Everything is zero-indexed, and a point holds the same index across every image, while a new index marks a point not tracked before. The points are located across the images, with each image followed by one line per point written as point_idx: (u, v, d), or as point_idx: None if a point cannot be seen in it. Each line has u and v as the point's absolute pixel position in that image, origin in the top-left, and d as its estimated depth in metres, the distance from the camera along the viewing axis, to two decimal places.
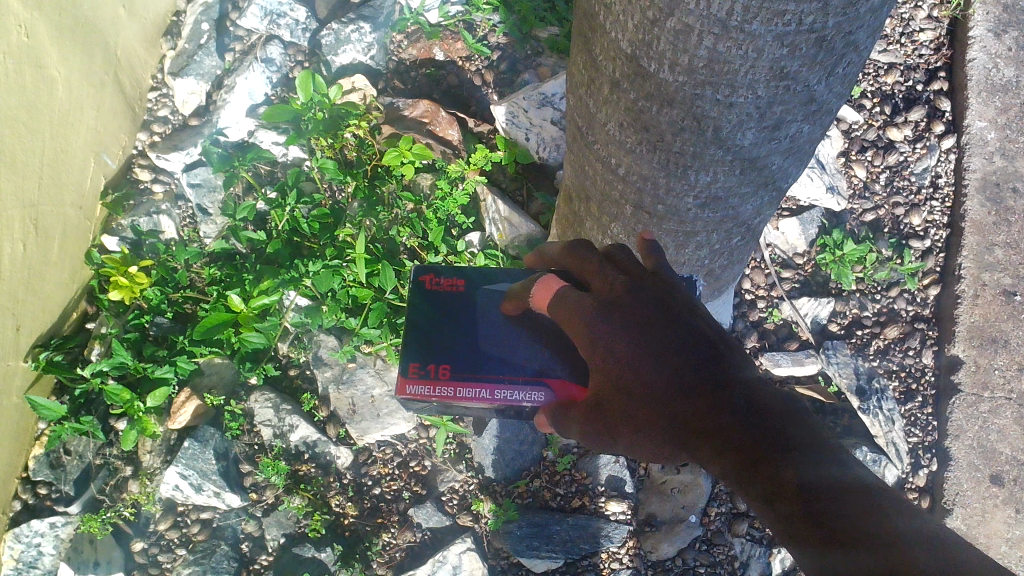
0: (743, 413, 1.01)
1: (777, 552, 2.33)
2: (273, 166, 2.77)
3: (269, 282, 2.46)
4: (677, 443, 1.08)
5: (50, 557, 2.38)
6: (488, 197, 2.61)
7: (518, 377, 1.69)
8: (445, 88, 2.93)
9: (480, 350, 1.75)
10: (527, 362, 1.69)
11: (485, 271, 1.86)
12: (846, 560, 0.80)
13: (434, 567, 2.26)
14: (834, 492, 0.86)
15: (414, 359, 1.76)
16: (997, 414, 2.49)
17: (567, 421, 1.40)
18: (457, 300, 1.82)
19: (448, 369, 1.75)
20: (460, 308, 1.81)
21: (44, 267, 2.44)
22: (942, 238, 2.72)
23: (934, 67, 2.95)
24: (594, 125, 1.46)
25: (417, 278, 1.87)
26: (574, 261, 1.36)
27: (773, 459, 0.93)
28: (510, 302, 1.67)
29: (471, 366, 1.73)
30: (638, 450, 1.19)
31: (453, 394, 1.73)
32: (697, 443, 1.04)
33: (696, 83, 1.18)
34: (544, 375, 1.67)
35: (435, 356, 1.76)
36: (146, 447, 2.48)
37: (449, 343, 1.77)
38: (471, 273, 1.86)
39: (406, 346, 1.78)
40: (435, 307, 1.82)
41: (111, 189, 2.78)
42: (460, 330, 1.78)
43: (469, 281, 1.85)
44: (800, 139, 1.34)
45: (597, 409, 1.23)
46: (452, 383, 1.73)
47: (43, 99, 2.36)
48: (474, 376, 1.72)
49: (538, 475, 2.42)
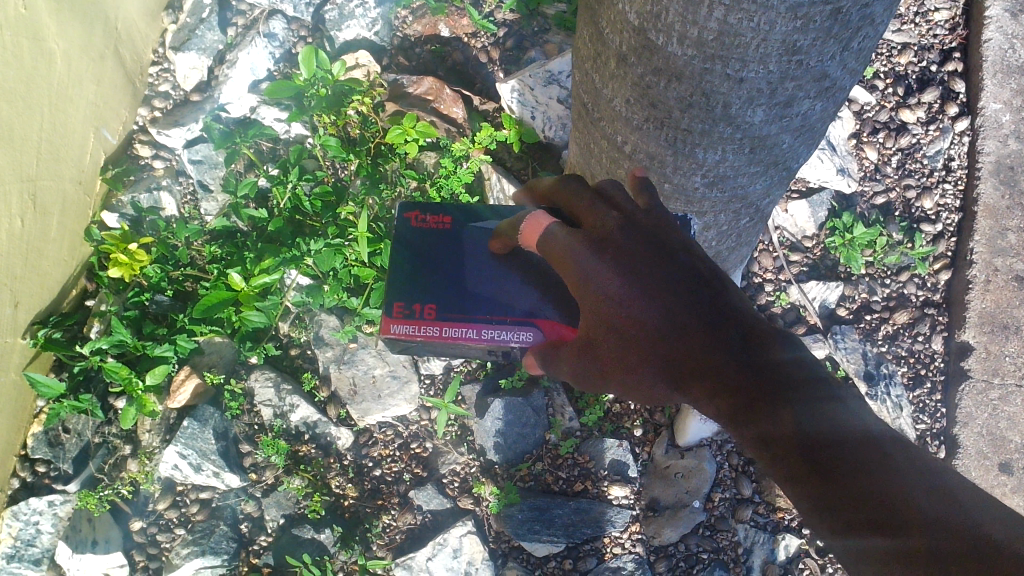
0: (738, 356, 1.11)
1: (782, 538, 2.29)
2: (276, 142, 2.72)
3: (270, 261, 2.42)
4: (671, 378, 1.21)
5: (48, 535, 2.37)
6: (492, 175, 2.57)
7: (504, 317, 1.82)
8: (450, 65, 2.87)
9: (466, 291, 1.87)
10: (515, 302, 1.82)
11: (471, 210, 1.97)
12: (856, 515, 0.89)
13: (434, 550, 2.25)
14: (836, 442, 0.94)
15: (400, 300, 1.90)
16: (1007, 401, 2.45)
17: (557, 358, 1.54)
18: (443, 239, 1.94)
19: (434, 310, 1.88)
20: (447, 247, 1.93)
21: (43, 244, 2.41)
22: (954, 222, 2.67)
23: (949, 47, 2.88)
24: (600, 100, 1.43)
25: (404, 215, 1.99)
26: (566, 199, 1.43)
27: (775, 403, 1.03)
28: (498, 240, 1.77)
29: (456, 306, 1.86)
30: (631, 383, 1.32)
31: (439, 332, 1.86)
32: (692, 380, 1.17)
33: (705, 57, 1.14)
34: (533, 315, 1.80)
35: (421, 297, 1.89)
36: (146, 425, 2.45)
37: (435, 283, 1.90)
38: (457, 212, 1.97)
39: (393, 286, 1.91)
40: (423, 247, 1.94)
41: (112, 164, 2.75)
42: (447, 269, 1.90)
43: (453, 220, 1.97)
44: (811, 117, 1.30)
45: (597, 351, 1.36)
46: (438, 322, 1.86)
47: (42, 73, 2.32)
48: (460, 317, 1.85)
49: (540, 459, 2.39)
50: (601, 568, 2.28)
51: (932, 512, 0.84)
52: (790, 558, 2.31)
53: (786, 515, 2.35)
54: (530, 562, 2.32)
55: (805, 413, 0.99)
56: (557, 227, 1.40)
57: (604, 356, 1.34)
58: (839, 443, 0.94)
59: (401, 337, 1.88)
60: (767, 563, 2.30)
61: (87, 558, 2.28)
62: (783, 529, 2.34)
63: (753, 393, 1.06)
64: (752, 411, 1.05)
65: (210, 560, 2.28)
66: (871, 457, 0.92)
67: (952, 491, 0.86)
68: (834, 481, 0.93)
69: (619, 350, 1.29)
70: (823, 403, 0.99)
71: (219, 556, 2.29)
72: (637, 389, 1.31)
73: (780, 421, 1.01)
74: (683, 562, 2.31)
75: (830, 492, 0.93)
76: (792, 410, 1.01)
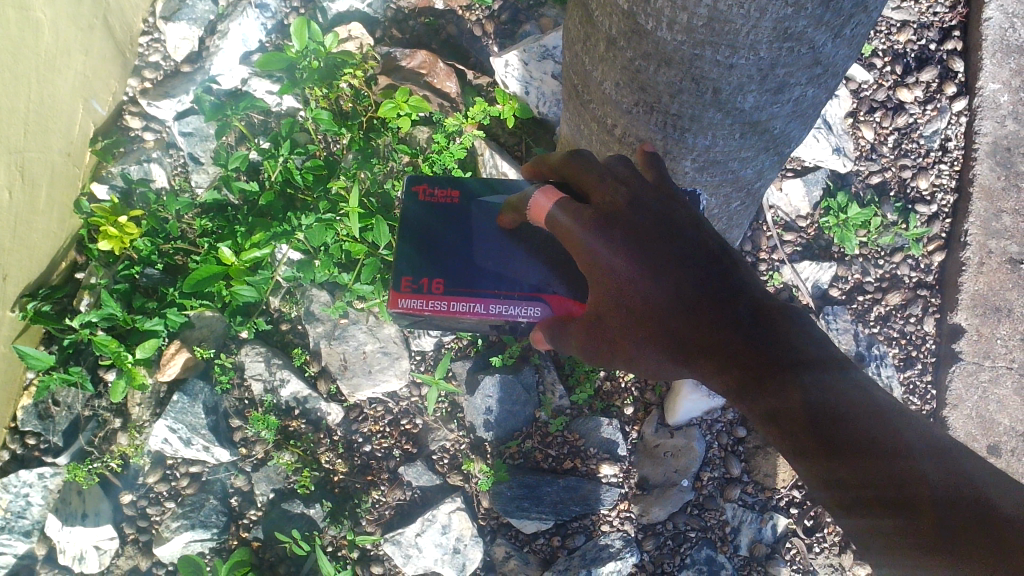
0: (749, 332, 1.15)
1: (768, 517, 2.32)
2: (267, 116, 2.72)
3: (261, 235, 2.39)
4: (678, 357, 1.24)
5: (39, 507, 2.37)
6: (485, 151, 2.56)
7: (515, 293, 1.80)
8: (444, 39, 2.85)
9: (474, 265, 1.85)
10: (523, 277, 1.80)
11: (477, 182, 1.95)
12: (862, 486, 0.92)
13: (423, 526, 2.26)
14: (845, 416, 0.98)
15: (407, 274, 1.87)
16: (998, 384, 2.46)
17: (564, 334, 1.57)
18: (450, 213, 1.92)
19: (442, 284, 1.86)
20: (454, 220, 1.91)
21: (31, 216, 2.40)
22: (949, 203, 2.66)
23: (949, 25, 2.84)
24: (590, 83, 1.41)
25: (411, 189, 1.96)
26: (572, 172, 1.41)
27: (784, 380, 1.07)
28: (506, 215, 1.75)
29: (464, 280, 1.85)
30: (638, 361, 1.35)
31: (447, 307, 1.84)
32: (699, 358, 1.21)
33: (695, 43, 1.12)
34: (541, 290, 1.79)
35: (429, 270, 1.87)
36: (136, 399, 2.46)
37: (442, 257, 1.88)
38: (466, 185, 1.95)
39: (401, 258, 1.89)
40: (429, 220, 1.92)
41: (101, 136, 2.73)
42: (454, 243, 1.88)
43: (461, 193, 1.94)
44: (803, 103, 1.28)
45: (604, 329, 1.38)
46: (446, 297, 1.84)
47: (29, 43, 2.29)
48: (467, 291, 1.84)
49: (530, 436, 2.39)
50: (589, 545, 2.28)
51: (941, 484, 0.87)
52: (777, 537, 2.33)
53: (774, 495, 2.36)
54: (518, 538, 2.33)
55: (815, 389, 1.02)
56: (564, 202, 1.40)
57: (613, 332, 1.36)
58: (847, 419, 0.97)
59: (408, 311, 1.87)
60: (754, 542, 2.31)
61: (77, 531, 2.28)
62: (770, 509, 2.35)
63: (765, 369, 1.10)
64: (764, 390, 1.09)
65: (199, 533, 2.29)
66: (878, 426, 0.95)
67: (959, 460, 0.89)
68: (841, 455, 0.96)
69: (628, 327, 1.31)
70: (834, 381, 1.02)
71: (208, 530, 2.29)
72: (645, 366, 1.34)
73: (790, 397, 1.04)
74: (670, 541, 2.31)
75: (841, 467, 0.95)
76: (800, 386, 1.04)
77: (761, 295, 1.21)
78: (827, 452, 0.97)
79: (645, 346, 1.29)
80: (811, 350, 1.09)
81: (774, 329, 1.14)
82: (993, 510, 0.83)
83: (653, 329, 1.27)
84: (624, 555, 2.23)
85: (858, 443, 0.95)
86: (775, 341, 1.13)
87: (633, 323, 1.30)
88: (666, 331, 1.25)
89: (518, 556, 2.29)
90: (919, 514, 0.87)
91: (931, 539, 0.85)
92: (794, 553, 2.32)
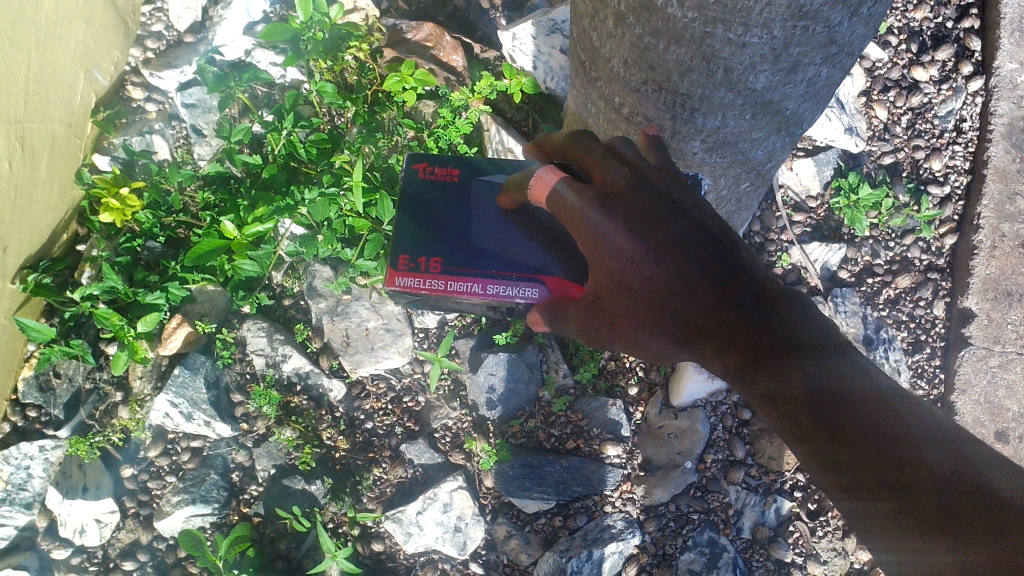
0: (749, 313, 1.12)
1: (772, 501, 2.29)
2: (271, 87, 2.68)
3: (264, 209, 2.35)
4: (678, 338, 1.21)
5: (39, 480, 2.37)
6: (492, 126, 2.52)
7: (513, 273, 1.78)
8: (451, 10, 2.80)
9: (472, 245, 1.82)
10: (522, 257, 1.78)
11: (476, 160, 1.92)
12: (860, 470, 0.89)
13: (425, 504, 2.24)
14: (844, 397, 0.95)
15: (404, 252, 1.84)
16: (1007, 369, 2.43)
17: (563, 316, 1.55)
18: (452, 190, 1.89)
19: (439, 263, 1.82)
20: (454, 198, 1.88)
21: (31, 187, 2.37)
22: (963, 184, 2.62)
23: (967, 2, 2.77)
24: (598, 60, 1.37)
25: (411, 166, 1.94)
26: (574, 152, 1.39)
27: (783, 362, 1.04)
28: (504, 195, 1.73)
29: (462, 259, 1.82)
30: (638, 342, 1.32)
31: (444, 287, 1.81)
32: (699, 339, 1.17)
33: (706, 21, 1.09)
34: (540, 272, 1.77)
35: (427, 249, 1.84)
36: (137, 372, 2.44)
37: (441, 235, 1.84)
38: (465, 163, 1.92)
39: (397, 236, 1.85)
40: (429, 198, 1.89)
41: (103, 107, 2.69)
42: (453, 220, 1.85)
43: (461, 172, 1.91)
44: (817, 83, 1.24)
45: (603, 309, 1.35)
46: (443, 276, 1.81)
47: (27, 10, 2.25)
48: (465, 270, 1.81)
49: (533, 416, 2.38)
50: (591, 525, 2.26)
51: (942, 466, 0.84)
52: (780, 521, 2.30)
53: (778, 478, 2.34)
54: (520, 518, 2.32)
55: (815, 371, 0.99)
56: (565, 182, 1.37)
57: (613, 314, 1.33)
58: (848, 400, 0.94)
59: (404, 289, 1.84)
60: (757, 525, 2.29)
61: (77, 503, 2.28)
62: (774, 492, 2.33)
63: (764, 351, 1.07)
64: (763, 373, 1.06)
65: (200, 508, 2.28)
66: (879, 411, 0.91)
67: (961, 444, 0.86)
68: (840, 438, 0.93)
69: (628, 308, 1.28)
70: (833, 363, 0.99)
71: (209, 505, 2.29)
72: (646, 347, 1.31)
73: (789, 380, 1.01)
74: (673, 523, 2.29)
75: (840, 450, 0.92)
76: (800, 368, 1.01)
77: (764, 275, 1.17)
78: (825, 435, 0.94)
79: (645, 326, 1.26)
80: (812, 333, 1.06)
81: (776, 310, 1.11)
82: (1000, 502, 0.80)
83: (653, 309, 1.24)
84: (625, 537, 2.22)
85: (860, 429, 0.91)
86: (776, 323, 1.09)
87: (633, 302, 1.27)
88: (667, 311, 1.22)
89: (519, 536, 2.28)
90: (920, 502, 0.84)
91: (934, 527, 0.82)
92: (797, 537, 2.30)
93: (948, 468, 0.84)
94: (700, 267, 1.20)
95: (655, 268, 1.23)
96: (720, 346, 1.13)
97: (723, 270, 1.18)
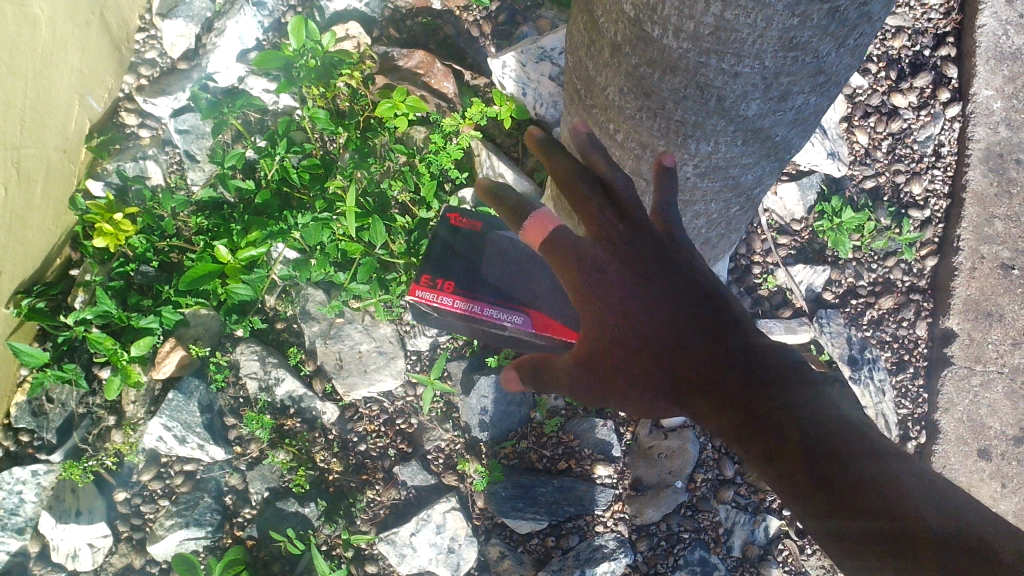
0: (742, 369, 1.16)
1: (761, 520, 2.33)
2: (263, 114, 2.71)
3: (257, 233, 2.39)
4: (671, 395, 1.24)
5: (32, 504, 2.36)
6: (482, 152, 2.57)
7: None
8: (441, 39, 2.86)
9: None
10: None
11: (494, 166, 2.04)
12: (842, 516, 0.93)
13: (418, 525, 2.26)
14: (826, 441, 1.00)
15: None
16: (988, 388, 2.48)
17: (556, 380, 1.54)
18: None
19: None
20: None
21: (26, 213, 2.39)
22: (943, 208, 2.68)
23: (943, 31, 2.85)
24: (593, 88, 1.41)
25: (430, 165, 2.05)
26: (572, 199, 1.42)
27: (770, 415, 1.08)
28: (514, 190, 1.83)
29: None
30: (628, 402, 1.33)
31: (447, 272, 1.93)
32: (692, 394, 1.21)
33: (700, 51, 1.13)
34: None
35: None
36: (129, 397, 2.44)
37: None
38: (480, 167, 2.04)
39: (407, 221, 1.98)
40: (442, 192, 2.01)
41: (97, 132, 2.72)
42: None
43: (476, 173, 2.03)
44: (805, 111, 1.29)
45: (594, 365, 1.35)
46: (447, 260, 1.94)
47: (25, 39, 2.28)
48: None
49: (524, 437, 2.40)
50: (583, 545, 2.29)
51: (917, 508, 0.88)
52: (769, 539, 2.34)
53: (767, 496, 2.38)
54: (513, 538, 2.34)
55: (803, 420, 1.04)
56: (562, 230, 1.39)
57: (605, 370, 1.33)
58: (829, 443, 0.99)
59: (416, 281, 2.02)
60: (747, 543, 2.33)
61: (70, 528, 2.27)
62: (763, 510, 2.37)
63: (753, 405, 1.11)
64: (755, 427, 1.09)
65: (194, 532, 2.28)
66: (862, 452, 0.96)
67: (938, 486, 0.91)
68: (824, 485, 0.97)
69: (621, 364, 1.30)
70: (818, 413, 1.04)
71: (203, 528, 2.29)
72: (637, 404, 1.32)
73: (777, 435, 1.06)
74: (664, 542, 2.32)
75: (825, 496, 0.96)
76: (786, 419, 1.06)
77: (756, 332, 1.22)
78: (811, 483, 0.99)
79: (638, 383, 1.28)
80: (800, 387, 1.11)
81: (767, 364, 1.15)
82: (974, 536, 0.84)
83: (646, 365, 1.27)
84: (618, 556, 2.24)
85: (845, 473, 0.96)
86: (766, 375, 1.14)
87: (626, 358, 1.29)
88: (657, 367, 1.25)
89: (512, 556, 2.30)
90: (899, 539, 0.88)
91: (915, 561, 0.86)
92: (786, 555, 2.34)
93: (920, 509, 0.88)
94: (690, 317, 1.24)
95: (646, 318, 1.27)
96: (708, 399, 1.17)
97: (715, 322, 1.22)
